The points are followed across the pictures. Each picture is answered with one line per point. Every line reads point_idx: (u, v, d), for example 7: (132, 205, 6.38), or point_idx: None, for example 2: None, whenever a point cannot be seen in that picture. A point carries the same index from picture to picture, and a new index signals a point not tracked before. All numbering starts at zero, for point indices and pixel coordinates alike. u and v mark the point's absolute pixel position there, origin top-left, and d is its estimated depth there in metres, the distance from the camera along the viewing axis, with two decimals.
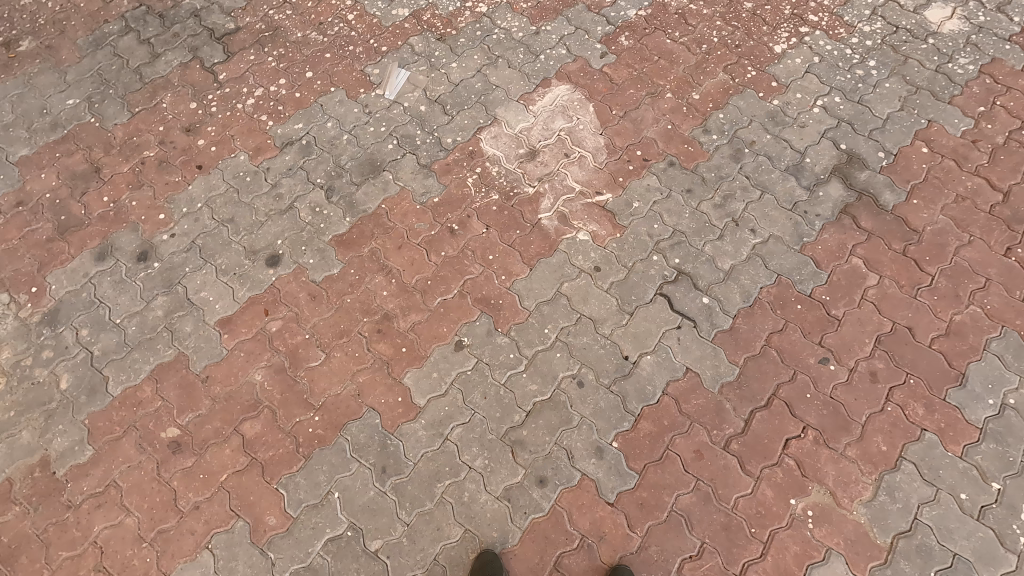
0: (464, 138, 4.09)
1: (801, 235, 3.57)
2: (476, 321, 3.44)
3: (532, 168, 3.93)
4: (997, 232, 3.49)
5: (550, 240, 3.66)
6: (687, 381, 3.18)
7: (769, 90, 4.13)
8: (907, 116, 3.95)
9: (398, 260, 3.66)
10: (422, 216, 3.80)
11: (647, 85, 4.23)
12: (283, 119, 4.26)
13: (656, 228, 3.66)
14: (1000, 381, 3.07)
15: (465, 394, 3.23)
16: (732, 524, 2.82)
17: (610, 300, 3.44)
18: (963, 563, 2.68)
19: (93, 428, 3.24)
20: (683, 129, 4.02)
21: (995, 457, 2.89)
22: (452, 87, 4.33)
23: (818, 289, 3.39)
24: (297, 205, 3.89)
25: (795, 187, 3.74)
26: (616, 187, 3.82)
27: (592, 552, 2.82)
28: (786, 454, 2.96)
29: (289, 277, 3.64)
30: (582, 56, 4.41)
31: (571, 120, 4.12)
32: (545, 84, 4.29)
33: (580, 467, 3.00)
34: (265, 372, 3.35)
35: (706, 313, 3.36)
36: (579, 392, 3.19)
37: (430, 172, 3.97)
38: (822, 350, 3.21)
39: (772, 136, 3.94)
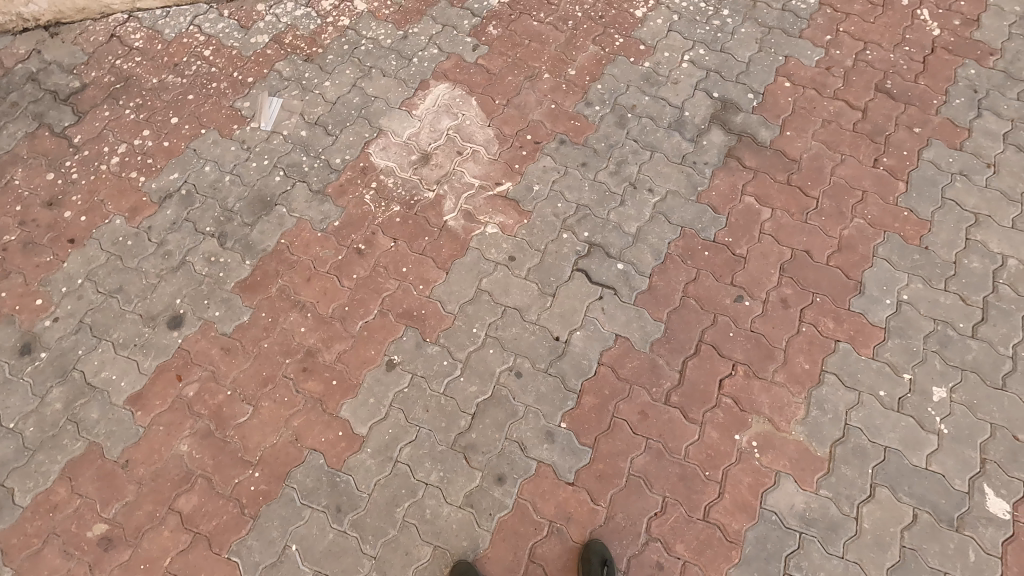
0: (353, 155, 3.98)
1: (695, 185, 3.72)
2: (402, 337, 3.36)
3: (428, 173, 3.88)
4: (864, 147, 3.77)
5: (459, 239, 3.63)
6: (619, 347, 3.25)
7: (639, 54, 4.27)
8: (766, 56, 4.19)
9: (309, 292, 3.52)
10: (326, 243, 3.67)
11: (524, 70, 4.27)
12: (155, 172, 3.99)
13: (560, 207, 3.70)
14: (893, 281, 3.32)
15: (407, 412, 3.16)
16: (687, 473, 2.91)
17: (530, 286, 3.46)
18: (896, 454, 2.89)
19: (7, 547, 2.93)
20: (567, 106, 4.08)
21: (902, 351, 3.13)
22: (329, 107, 4.19)
23: (720, 232, 3.55)
24: (189, 259, 3.66)
25: (681, 141, 3.88)
26: (514, 175, 3.84)
27: (563, 535, 2.83)
28: (722, 394, 3.09)
29: (196, 336, 3.42)
30: (454, 52, 4.38)
31: (457, 117, 4.09)
32: (423, 86, 4.24)
33: (534, 455, 3.01)
34: (190, 441, 3.14)
35: (623, 278, 3.44)
36: (519, 382, 3.19)
37: (324, 197, 3.84)
38: (735, 289, 3.36)
39: (650, 97, 4.07)
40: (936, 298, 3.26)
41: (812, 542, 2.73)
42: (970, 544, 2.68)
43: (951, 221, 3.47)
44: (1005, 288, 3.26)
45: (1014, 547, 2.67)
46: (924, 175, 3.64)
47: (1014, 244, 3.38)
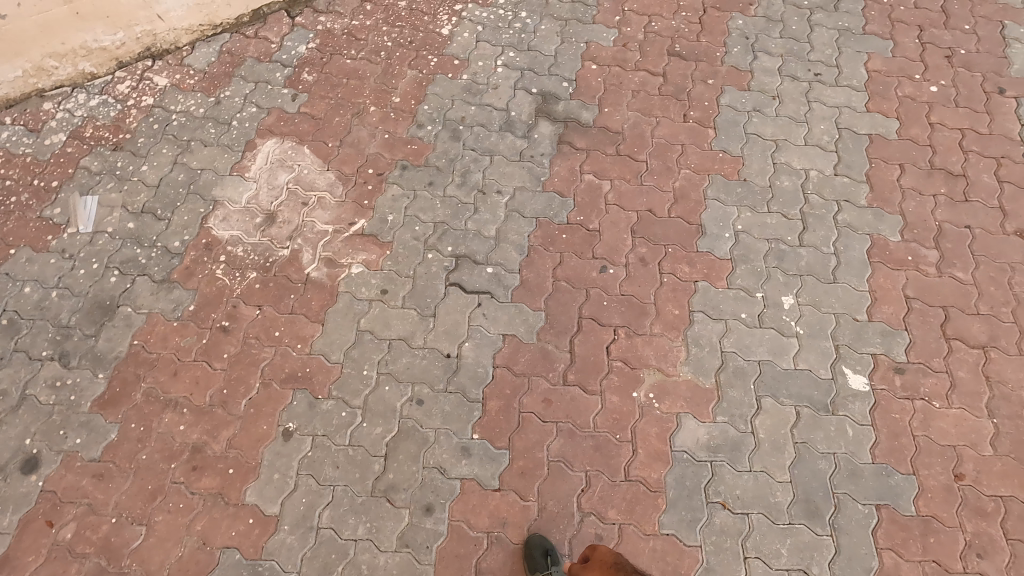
0: (192, 234, 3.76)
1: (538, 176, 3.91)
2: (293, 402, 3.22)
3: (277, 231, 3.76)
4: (673, 107, 4.16)
5: (327, 288, 3.55)
6: (509, 346, 3.33)
7: (455, 69, 4.42)
8: (569, 46, 4.50)
9: (180, 387, 3.28)
10: (185, 331, 3.44)
11: (349, 108, 4.27)
12: None
13: (419, 229, 3.74)
14: (726, 216, 3.69)
15: (317, 475, 3.02)
16: (601, 442, 3.03)
17: (409, 313, 3.45)
18: (769, 364, 3.20)
19: None
20: (400, 133, 4.14)
21: (750, 274, 3.48)
22: (154, 191, 3.94)
23: (572, 214, 3.75)
24: (30, 392, 3.28)
25: (514, 139, 4.07)
26: (366, 211, 3.82)
27: (503, 541, 2.84)
28: (612, 359, 3.26)
29: (60, 472, 3.06)
30: (274, 106, 4.29)
31: (293, 169, 4.01)
32: (250, 147, 4.11)
33: (456, 475, 3.00)
34: None
35: (496, 280, 3.53)
36: (423, 409, 3.17)
37: (171, 284, 3.59)
38: (598, 261, 3.57)
39: (476, 106, 4.23)
40: (764, 221, 3.65)
41: (723, 466, 2.94)
42: (846, 422, 3.02)
43: (758, 152, 3.92)
44: (814, 197, 3.72)
45: (880, 411, 3.04)
46: (726, 118, 4.08)
47: (811, 158, 3.88)
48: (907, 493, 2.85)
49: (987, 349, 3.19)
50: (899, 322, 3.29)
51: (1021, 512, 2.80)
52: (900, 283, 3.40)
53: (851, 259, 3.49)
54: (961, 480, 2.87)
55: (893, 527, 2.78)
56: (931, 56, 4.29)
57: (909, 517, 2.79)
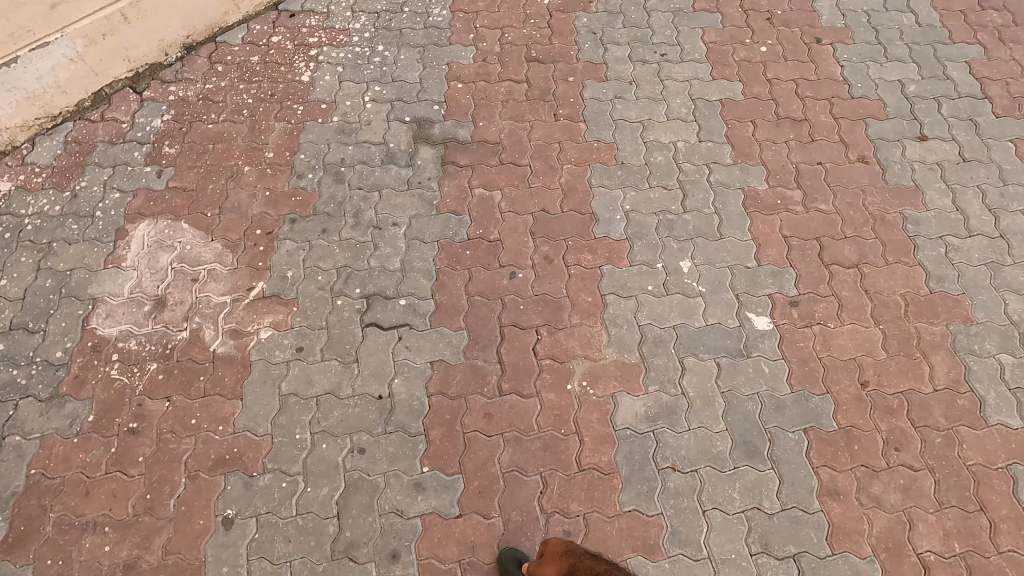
0: (75, 340, 3.47)
1: (430, 201, 3.94)
2: (226, 487, 3.03)
3: (171, 315, 3.54)
4: (542, 109, 4.34)
5: (238, 360, 3.39)
6: (438, 371, 3.31)
7: (324, 113, 4.38)
8: (432, 70, 4.59)
9: (96, 505, 3.00)
10: (89, 445, 3.16)
11: (221, 173, 4.11)
12: None
13: (322, 279, 3.65)
14: (614, 199, 3.88)
15: (270, 556, 2.86)
16: (548, 441, 3.09)
17: (331, 364, 3.36)
18: (683, 327, 3.39)
19: None
20: (281, 187, 4.03)
21: (647, 248, 3.67)
22: (19, 304, 3.60)
23: (470, 229, 3.81)
24: None
25: (399, 169, 4.08)
26: (262, 273, 3.68)
27: (476, 565, 2.81)
28: (541, 359, 3.33)
29: None
30: (139, 187, 4.06)
31: (174, 247, 3.80)
32: (122, 234, 3.86)
33: (414, 513, 2.94)
34: None
35: (411, 311, 3.51)
36: (367, 457, 3.09)
37: (62, 398, 3.29)
38: (506, 269, 3.64)
39: (353, 145, 4.21)
40: (649, 196, 3.88)
41: (664, 431, 3.08)
42: (762, 361, 3.25)
43: (629, 135, 4.16)
44: (687, 165, 4.00)
45: (787, 344, 3.30)
46: (593, 110, 4.31)
47: (676, 131, 4.17)
48: (826, 410, 3.10)
49: (861, 266, 3.55)
50: (784, 261, 3.59)
51: (921, 401, 3.12)
52: (777, 226, 3.72)
53: (731, 214, 3.78)
54: (867, 387, 3.17)
55: (823, 445, 3.01)
56: (755, 21, 4.75)
57: (833, 432, 3.04)
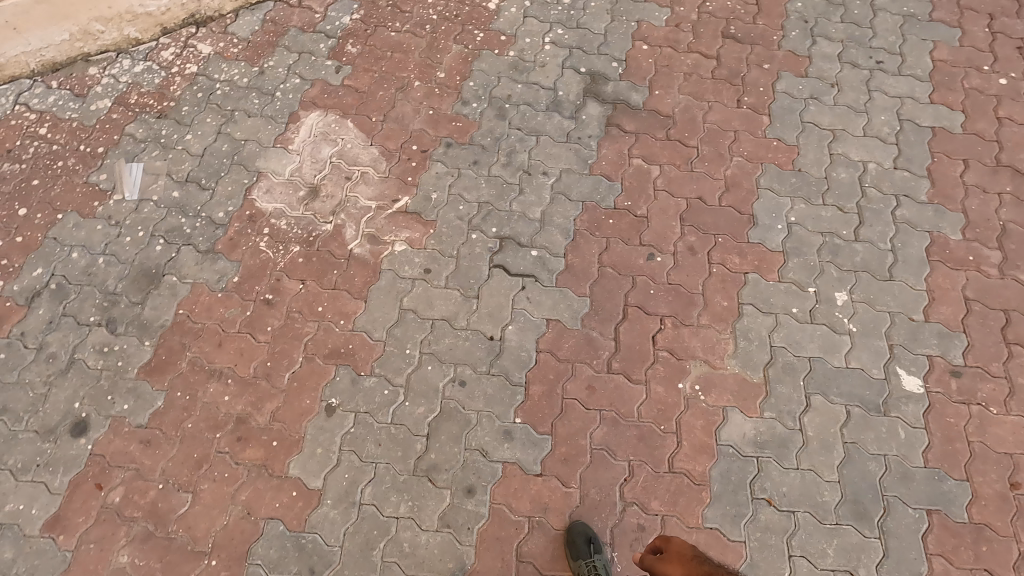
0: (236, 205, 3.75)
1: (585, 159, 3.82)
2: (336, 377, 3.22)
3: (321, 206, 3.73)
4: (726, 91, 4.03)
5: (370, 265, 3.53)
6: (553, 331, 3.29)
7: (502, 45, 4.31)
8: (620, 24, 4.37)
9: (224, 358, 3.30)
10: (230, 303, 3.45)
11: (393, 82, 4.19)
12: (15, 272, 3.57)
13: (462, 209, 3.68)
14: (779, 206, 3.58)
15: (360, 452, 3.04)
16: (645, 432, 3.01)
17: (453, 293, 3.42)
18: (819, 361, 3.12)
19: None
20: (444, 109, 4.05)
21: (802, 268, 3.38)
22: (197, 160, 3.93)
23: (619, 198, 3.67)
24: (78, 356, 3.33)
25: (561, 120, 3.98)
26: (409, 188, 3.77)
27: (544, 526, 2.84)
28: (658, 349, 3.21)
29: (108, 437, 3.12)
30: (318, 78, 4.23)
31: (336, 143, 3.96)
32: (294, 119, 4.06)
33: (497, 458, 2.99)
34: (130, 549, 2.87)
35: (540, 264, 3.48)
36: (465, 390, 3.16)
37: (216, 254, 3.59)
38: (646, 248, 3.50)
39: (523, 84, 4.13)
40: (819, 213, 3.54)
41: (769, 462, 2.90)
42: (898, 424, 2.95)
43: (814, 142, 3.79)
44: (872, 190, 3.60)
45: (934, 414, 2.97)
46: (782, 105, 3.94)
47: (870, 150, 3.74)
48: (960, 498, 2.78)
49: None
50: (957, 324, 3.19)
51: None
52: (960, 283, 3.29)
53: (909, 257, 3.38)
54: (1016, 489, 2.80)
55: (944, 533, 2.72)
56: (1002, 47, 4.09)
57: (960, 524, 2.73)
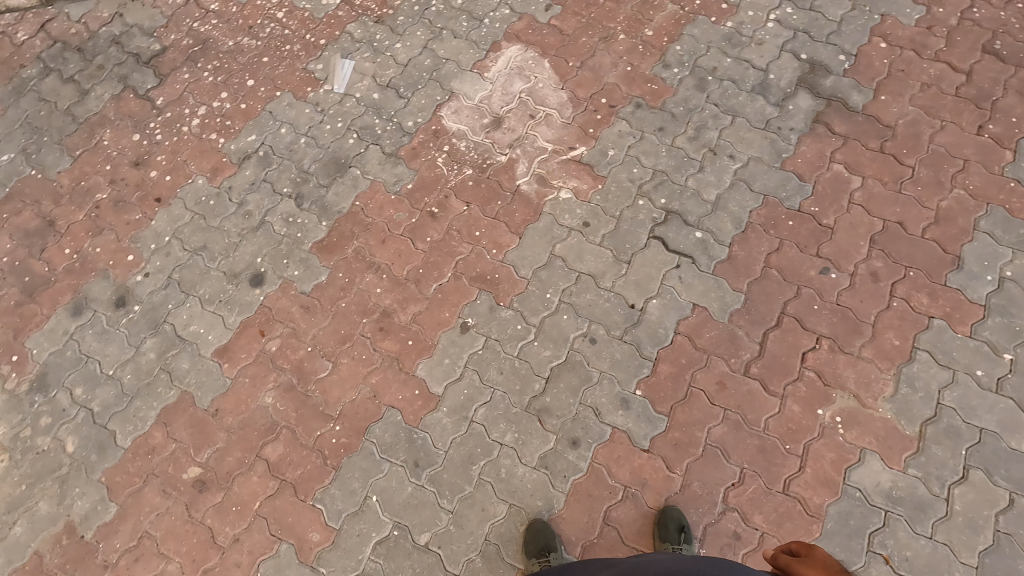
0: (425, 118, 3.96)
1: (779, 152, 3.56)
2: (477, 300, 3.38)
3: (500, 137, 3.83)
4: (968, 113, 3.52)
5: (533, 204, 3.59)
6: (697, 317, 3.19)
7: (721, 13, 4.06)
8: (860, 14, 3.92)
9: (385, 254, 3.57)
10: (400, 206, 3.70)
11: (598, 30, 4.11)
12: (235, 134, 4.07)
13: (636, 173, 3.61)
14: (995, 256, 3.14)
15: (482, 374, 3.20)
16: (767, 445, 2.88)
17: (605, 253, 3.41)
18: (992, 436, 2.77)
19: (112, 484, 3.15)
20: (643, 68, 3.93)
21: (1002, 330, 2.97)
22: (401, 69, 4.17)
23: (806, 201, 3.40)
24: (268, 219, 3.76)
25: (764, 105, 3.71)
26: (588, 140, 3.75)
27: (638, 500, 2.85)
28: (805, 367, 3.02)
29: (277, 294, 3.53)
30: (526, 12, 4.25)
31: (529, 79, 4.00)
32: (495, 48, 4.15)
33: (609, 421, 3.02)
34: (275, 393, 3.28)
35: (702, 247, 3.35)
36: (594, 348, 3.18)
37: (398, 159, 3.85)
38: (821, 261, 3.24)
39: (733, 59, 3.89)
40: None
41: (899, 521, 2.66)
42: None
43: None
44: None
45: None
46: None
47: None
48: None
49: None
50: None
51: None
52: None
53: None
54: None
55: None
56: None
57: None
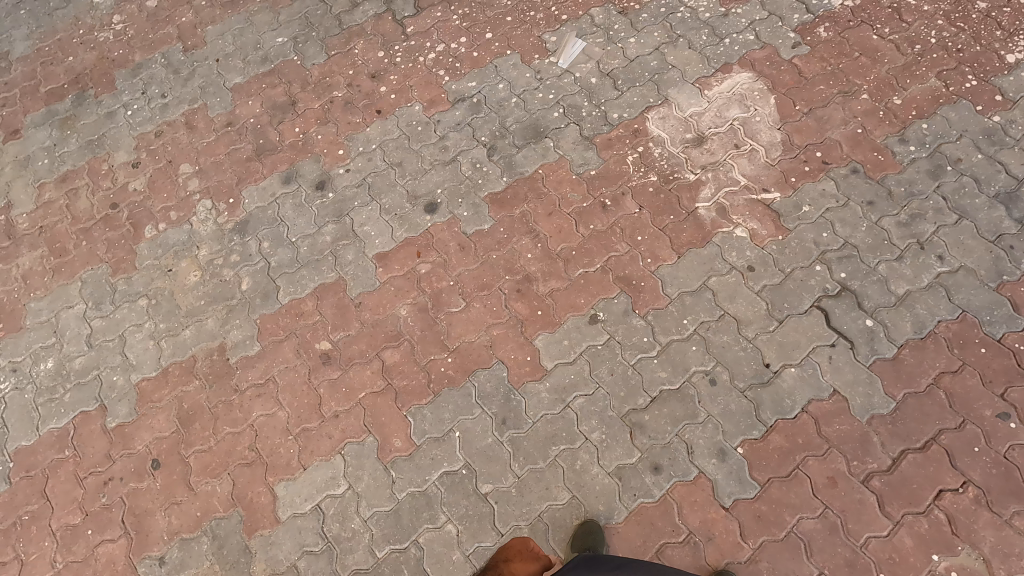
0: (631, 115, 4.02)
1: (1000, 271, 3.15)
2: (614, 299, 3.42)
3: (697, 155, 3.78)
4: None
5: (704, 230, 3.52)
6: (832, 404, 2.97)
7: (991, 104, 3.62)
8: None
9: (546, 226, 3.72)
10: (577, 187, 3.82)
11: (841, 82, 3.86)
12: (459, 76, 4.44)
13: (824, 237, 3.39)
14: None
15: (594, 367, 3.25)
16: (858, 563, 2.65)
17: (759, 303, 3.27)
18: None
19: (263, 327, 3.68)
20: (876, 135, 3.64)
21: None
22: (626, 63, 4.25)
23: (1012, 335, 2.99)
24: (459, 158, 4.08)
25: (1003, 216, 3.28)
26: (786, 187, 3.57)
27: (698, 550, 2.77)
28: (936, 505, 2.70)
29: (443, 226, 3.85)
30: (771, 43, 4.10)
31: (748, 109, 3.88)
32: (725, 69, 4.07)
33: (698, 464, 2.94)
34: (410, 309, 3.61)
35: (867, 336, 3.09)
36: (710, 389, 3.09)
37: (591, 145, 3.96)
38: (1003, 404, 2.85)
39: (985, 156, 3.47)
40: None
41: None
42: None
43: None
44: None
45: None
46: None
47: None
48: None
49: None
50: None
51: None
52: None
53: None
54: None
55: None
56: None
57: None
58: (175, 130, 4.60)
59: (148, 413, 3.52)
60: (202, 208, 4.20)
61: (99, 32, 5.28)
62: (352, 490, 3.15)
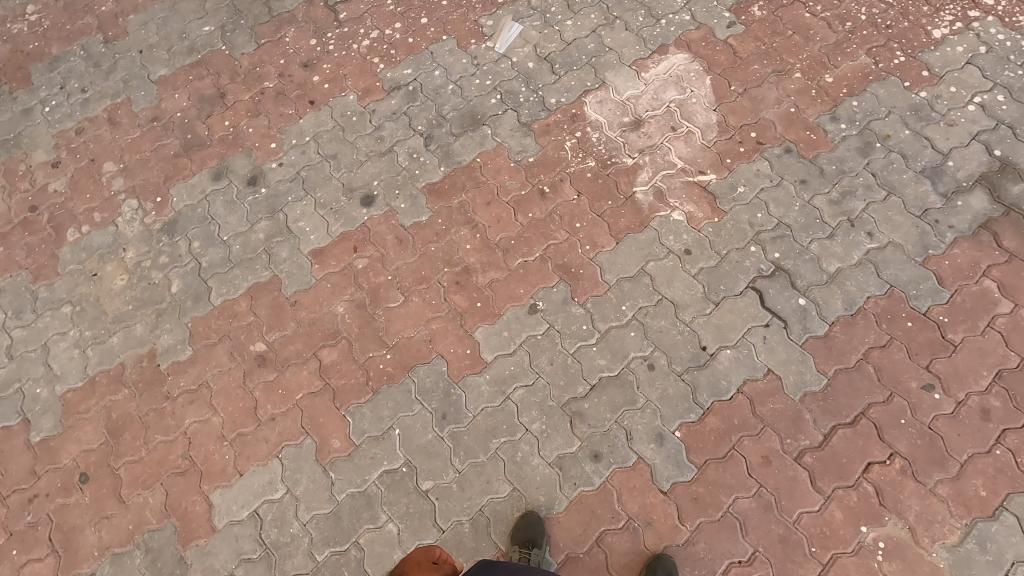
0: (568, 100, 3.96)
1: (926, 246, 3.21)
2: (554, 287, 3.38)
3: (634, 139, 3.75)
4: None
5: (641, 215, 3.51)
6: (766, 383, 3.00)
7: (918, 80, 3.66)
8: None
9: (485, 215, 3.66)
10: (515, 175, 3.76)
11: (775, 62, 3.86)
12: (394, 63, 4.31)
13: (759, 218, 3.40)
14: None
15: (533, 358, 3.22)
16: (791, 538, 2.69)
17: (695, 286, 3.27)
18: None
19: (194, 331, 3.55)
20: (808, 114, 3.66)
21: None
22: (563, 46, 4.18)
23: (937, 308, 3.06)
24: (396, 149, 3.98)
25: (929, 191, 3.34)
26: (722, 169, 3.57)
27: (637, 535, 2.79)
28: (864, 478, 2.76)
29: (380, 219, 3.75)
30: (706, 23, 4.08)
31: (684, 91, 3.86)
32: (662, 50, 4.03)
33: (637, 450, 2.94)
34: (347, 306, 3.51)
35: (799, 315, 3.12)
36: (648, 374, 3.09)
37: (529, 131, 3.89)
38: (928, 376, 2.92)
39: (913, 132, 3.52)
40: None
41: None
42: None
43: None
44: None
45: None
46: None
47: None
48: None
49: None
50: None
51: None
52: None
53: None
54: None
55: None
56: None
57: None
58: (96, 126, 4.37)
59: (74, 426, 3.36)
60: (128, 208, 4.01)
61: (12, 24, 4.97)
62: (290, 494, 3.07)
